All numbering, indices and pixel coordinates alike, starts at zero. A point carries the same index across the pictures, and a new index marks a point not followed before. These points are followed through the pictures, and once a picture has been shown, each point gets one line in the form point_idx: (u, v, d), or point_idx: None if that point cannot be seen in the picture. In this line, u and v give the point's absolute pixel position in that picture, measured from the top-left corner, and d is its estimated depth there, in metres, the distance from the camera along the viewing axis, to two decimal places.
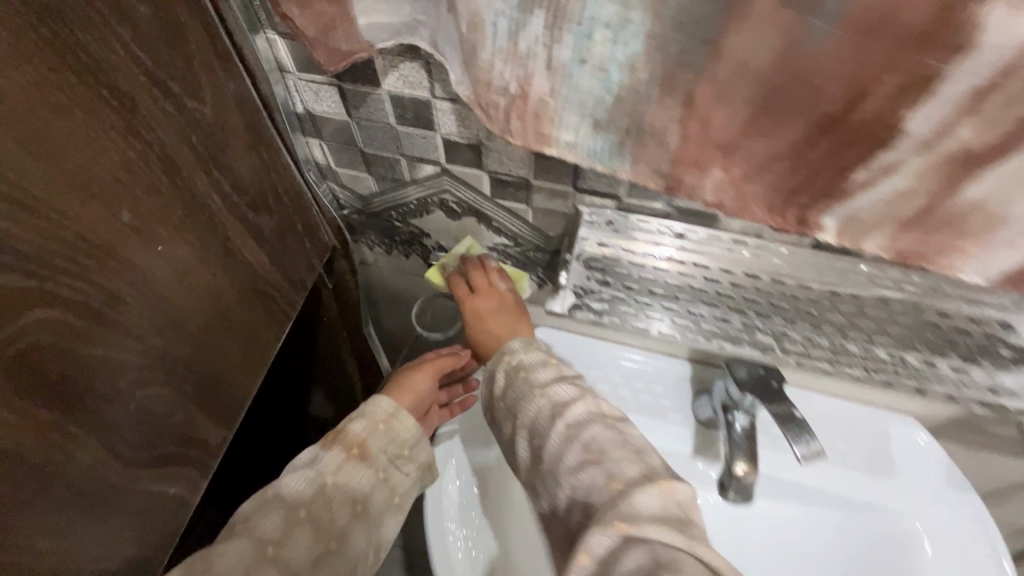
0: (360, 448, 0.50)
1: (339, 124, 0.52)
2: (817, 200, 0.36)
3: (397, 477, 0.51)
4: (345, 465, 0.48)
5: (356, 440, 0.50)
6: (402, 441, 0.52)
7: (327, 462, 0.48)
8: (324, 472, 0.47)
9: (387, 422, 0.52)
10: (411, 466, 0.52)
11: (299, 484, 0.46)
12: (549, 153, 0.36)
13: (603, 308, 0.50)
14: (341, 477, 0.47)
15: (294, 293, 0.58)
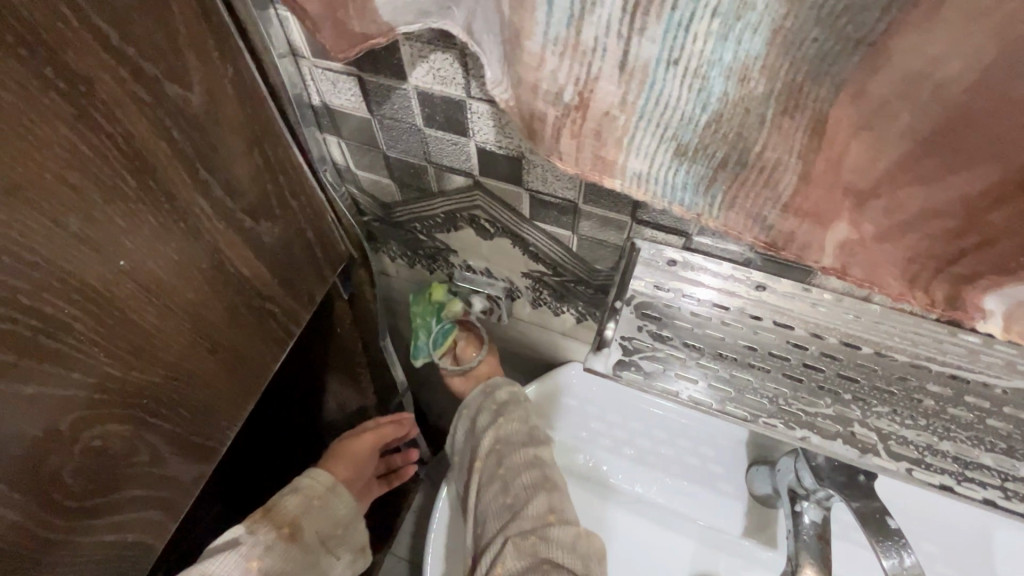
0: (293, 527, 0.54)
1: (359, 122, 0.44)
2: (983, 278, 0.25)
3: (327, 559, 0.56)
4: (274, 545, 0.51)
5: (285, 518, 0.54)
6: (337, 521, 0.59)
7: (249, 547, 0.49)
8: (249, 555, 0.49)
9: (322, 498, 0.58)
10: (341, 548, 0.59)
11: (224, 569, 0.47)
12: (610, 184, 0.27)
13: (657, 372, 0.40)
14: (266, 560, 0.49)
15: (299, 309, 0.51)
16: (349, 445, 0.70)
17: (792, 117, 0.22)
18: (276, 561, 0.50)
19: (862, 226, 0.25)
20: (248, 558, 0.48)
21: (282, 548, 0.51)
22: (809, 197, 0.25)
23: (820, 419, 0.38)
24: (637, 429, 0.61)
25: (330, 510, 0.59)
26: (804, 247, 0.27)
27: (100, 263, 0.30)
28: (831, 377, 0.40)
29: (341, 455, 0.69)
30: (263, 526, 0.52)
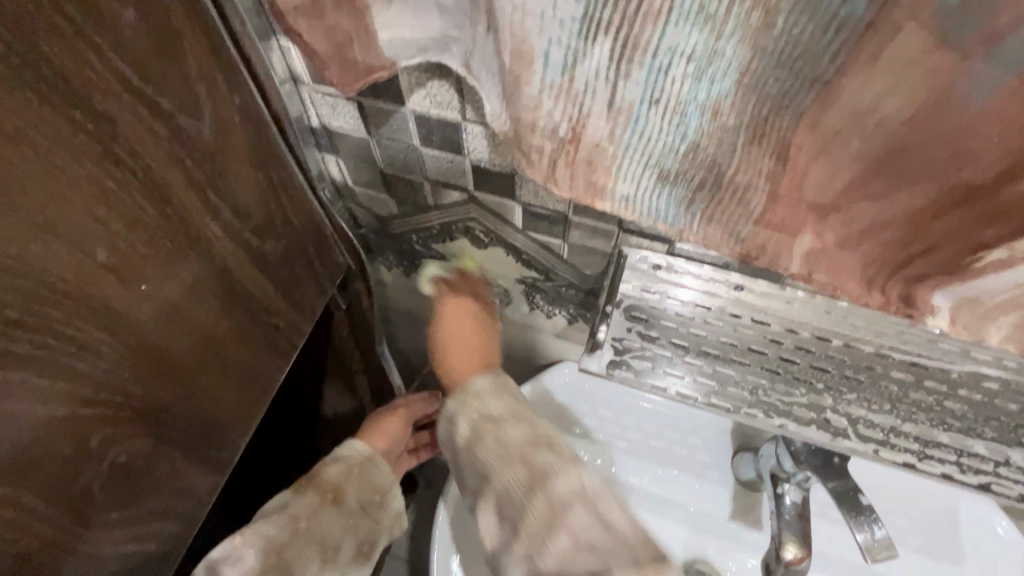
0: (337, 492, 0.57)
1: (357, 142, 0.46)
2: (932, 278, 0.29)
3: (370, 522, 0.59)
4: (319, 509, 0.54)
5: (329, 485, 0.57)
6: (376, 488, 0.61)
7: (297, 508, 0.53)
8: (297, 517, 0.52)
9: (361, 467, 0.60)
10: (382, 513, 0.61)
11: (274, 530, 0.50)
12: (601, 207, 0.30)
13: (645, 369, 0.43)
14: (313, 520, 0.53)
15: (302, 321, 0.54)
16: (380, 424, 0.69)
17: (760, 145, 0.25)
18: (322, 522, 0.54)
19: (824, 236, 0.29)
20: (296, 520, 0.52)
21: (330, 511, 0.55)
22: (777, 213, 0.28)
23: (794, 407, 0.42)
24: (627, 423, 0.64)
25: (370, 477, 0.61)
26: (773, 255, 0.30)
27: (123, 288, 0.32)
28: (805, 369, 0.43)
29: (373, 430, 0.68)
30: (309, 491, 0.55)
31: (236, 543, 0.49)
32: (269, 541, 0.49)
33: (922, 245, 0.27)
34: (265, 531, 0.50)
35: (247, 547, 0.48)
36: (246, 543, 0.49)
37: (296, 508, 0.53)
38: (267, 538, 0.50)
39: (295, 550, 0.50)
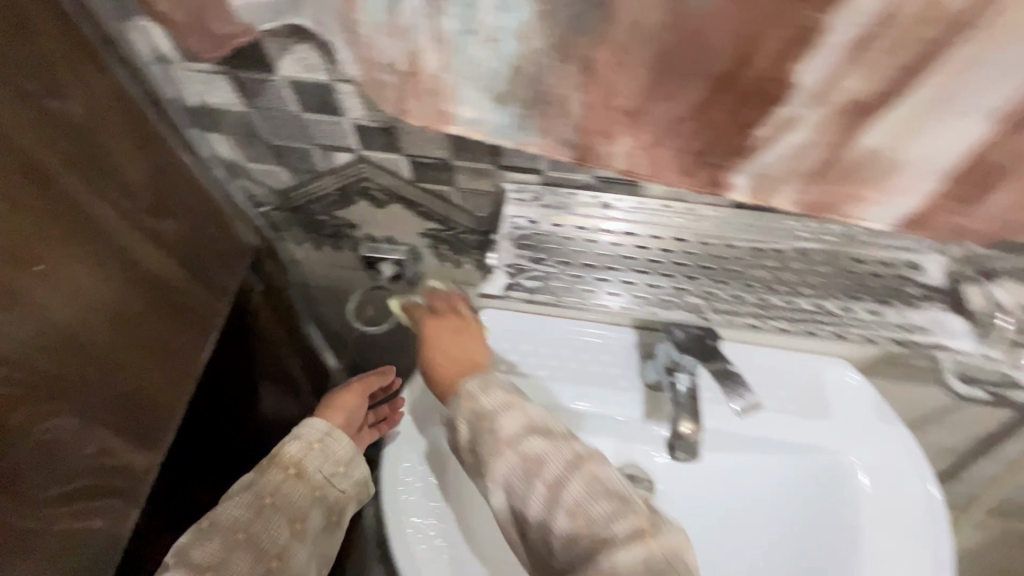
0: (299, 468, 0.58)
1: (239, 116, 0.48)
2: (727, 159, 0.37)
3: (334, 492, 0.60)
4: (283, 483, 0.57)
5: (289, 460, 0.59)
6: (338, 460, 0.62)
7: (259, 487, 0.56)
8: (262, 493, 0.55)
9: (321, 441, 0.61)
10: (347, 482, 0.61)
11: (241, 509, 0.53)
12: (451, 130, 0.35)
13: (536, 287, 0.49)
14: (280, 493, 0.56)
15: (215, 301, 0.55)
16: (335, 402, 0.69)
17: (568, 62, 0.31)
18: (289, 493, 0.56)
19: (641, 137, 0.35)
20: (260, 494, 0.55)
21: (297, 482, 0.57)
22: (594, 119, 0.34)
23: None
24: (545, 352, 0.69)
25: (331, 451, 0.62)
26: (604, 159, 0.37)
27: (13, 268, 0.34)
28: None
29: (328, 410, 0.68)
30: (276, 469, 0.57)
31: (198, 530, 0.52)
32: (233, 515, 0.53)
33: (712, 131, 0.35)
34: (229, 512, 0.53)
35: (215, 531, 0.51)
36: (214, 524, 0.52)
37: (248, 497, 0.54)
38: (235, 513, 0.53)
39: (266, 518, 0.54)
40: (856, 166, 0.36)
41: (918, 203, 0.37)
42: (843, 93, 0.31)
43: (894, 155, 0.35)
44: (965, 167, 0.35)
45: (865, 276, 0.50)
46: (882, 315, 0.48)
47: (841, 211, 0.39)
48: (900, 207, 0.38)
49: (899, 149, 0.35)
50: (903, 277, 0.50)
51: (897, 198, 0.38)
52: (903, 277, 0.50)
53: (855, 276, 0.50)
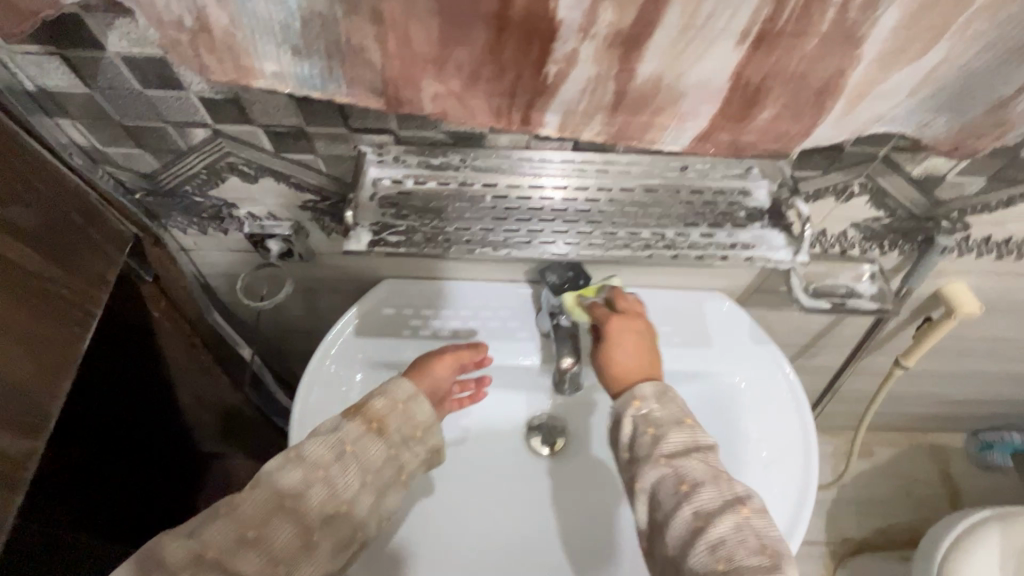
0: (380, 424, 0.56)
1: (82, 98, 0.48)
2: (533, 99, 0.41)
3: (408, 455, 0.57)
4: (365, 439, 0.55)
5: (374, 416, 0.56)
6: (416, 424, 0.58)
7: (347, 434, 0.54)
8: (345, 440, 0.54)
9: (405, 403, 0.58)
10: (420, 449, 0.59)
11: (322, 450, 0.53)
12: (260, 85, 0.37)
13: (400, 241, 0.53)
14: (360, 445, 0.54)
15: (92, 289, 0.56)
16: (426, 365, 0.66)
17: (355, 13, 0.34)
18: (364, 450, 0.54)
19: (448, 82, 0.39)
20: (315, 469, 0.52)
21: (334, 471, 0.52)
22: (395, 66, 0.37)
23: (516, 241, 0.54)
24: (449, 313, 0.77)
25: (412, 413, 0.58)
26: (415, 106, 0.40)
27: None
28: (524, 212, 0.55)
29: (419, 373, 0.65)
30: (353, 420, 0.55)
31: (221, 512, 0.49)
32: (297, 483, 0.51)
33: (509, 72, 0.39)
34: (281, 481, 0.51)
35: (257, 494, 0.50)
36: (228, 512, 0.49)
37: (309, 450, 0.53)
38: (297, 479, 0.51)
39: (306, 503, 0.51)
40: (648, 95, 0.41)
41: (705, 125, 0.43)
42: (604, 25, 0.35)
43: (673, 81, 0.40)
44: (732, 87, 0.40)
45: (701, 204, 0.55)
46: (714, 237, 0.54)
47: (646, 138, 0.44)
48: (691, 130, 0.43)
49: (675, 76, 0.40)
50: (734, 202, 0.55)
51: (689, 122, 0.43)
52: (734, 202, 0.55)
53: (692, 205, 0.55)
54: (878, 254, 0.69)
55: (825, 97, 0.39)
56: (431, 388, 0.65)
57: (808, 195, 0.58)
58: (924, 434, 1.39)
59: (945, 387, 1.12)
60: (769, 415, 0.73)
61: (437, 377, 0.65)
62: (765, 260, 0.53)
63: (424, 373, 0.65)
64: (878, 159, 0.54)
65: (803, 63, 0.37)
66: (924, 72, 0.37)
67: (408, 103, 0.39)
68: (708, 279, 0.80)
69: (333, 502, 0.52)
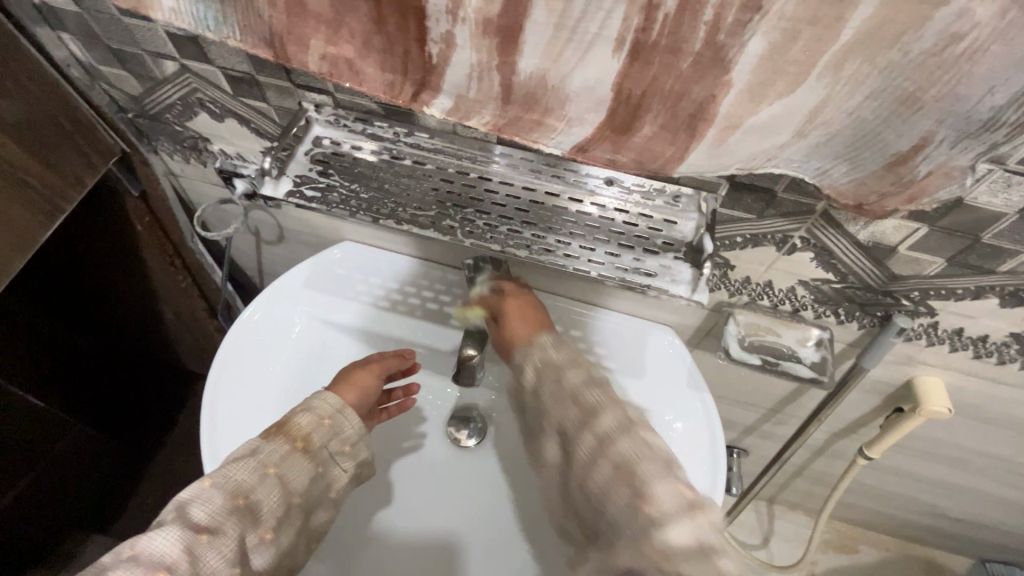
0: (305, 442, 0.60)
1: (75, 17, 0.54)
2: (424, 77, 0.41)
3: (335, 471, 0.61)
4: (289, 456, 0.58)
5: (299, 433, 0.60)
6: (345, 438, 0.63)
7: (267, 455, 0.57)
8: (269, 463, 0.56)
9: (332, 418, 0.62)
10: (349, 463, 0.63)
11: (244, 475, 0.55)
12: (159, 17, 0.41)
13: (314, 195, 0.55)
14: (285, 465, 0.57)
15: (65, 189, 0.63)
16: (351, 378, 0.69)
17: None
18: (289, 470, 0.57)
19: (341, 46, 0.40)
20: (233, 496, 0.53)
21: (259, 491, 0.54)
22: (280, 20, 0.39)
23: (425, 220, 0.55)
24: (392, 286, 0.78)
25: (339, 429, 0.62)
26: (307, 64, 0.42)
27: None
28: (442, 195, 0.56)
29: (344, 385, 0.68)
30: (277, 440, 0.58)
31: (126, 557, 0.47)
32: (212, 516, 0.51)
33: (397, 46, 0.40)
34: (196, 513, 0.51)
35: (167, 532, 0.49)
36: (136, 554, 0.47)
37: (228, 478, 0.54)
38: (212, 513, 0.51)
39: (228, 533, 0.51)
40: (535, 95, 0.40)
41: (591, 133, 0.41)
42: (472, 10, 0.35)
43: (557, 84, 0.39)
44: (615, 98, 0.38)
45: (617, 223, 0.54)
46: (619, 258, 0.52)
47: (536, 138, 0.44)
48: (576, 137, 0.42)
49: (559, 77, 0.39)
50: (653, 228, 0.53)
51: (577, 129, 0.42)
52: (652, 228, 0.53)
53: (607, 222, 0.54)
54: (834, 322, 0.63)
55: (699, 122, 0.37)
56: (359, 398, 0.67)
57: (745, 237, 0.55)
58: (922, 547, 1.25)
59: (939, 498, 0.99)
60: (688, 463, 0.68)
61: (364, 387, 0.68)
62: (662, 291, 0.50)
63: (350, 384, 0.68)
64: (817, 214, 0.50)
65: (678, 83, 0.35)
66: (806, 112, 0.34)
67: (294, 59, 0.42)
68: (661, 312, 0.76)
69: (255, 531, 0.53)
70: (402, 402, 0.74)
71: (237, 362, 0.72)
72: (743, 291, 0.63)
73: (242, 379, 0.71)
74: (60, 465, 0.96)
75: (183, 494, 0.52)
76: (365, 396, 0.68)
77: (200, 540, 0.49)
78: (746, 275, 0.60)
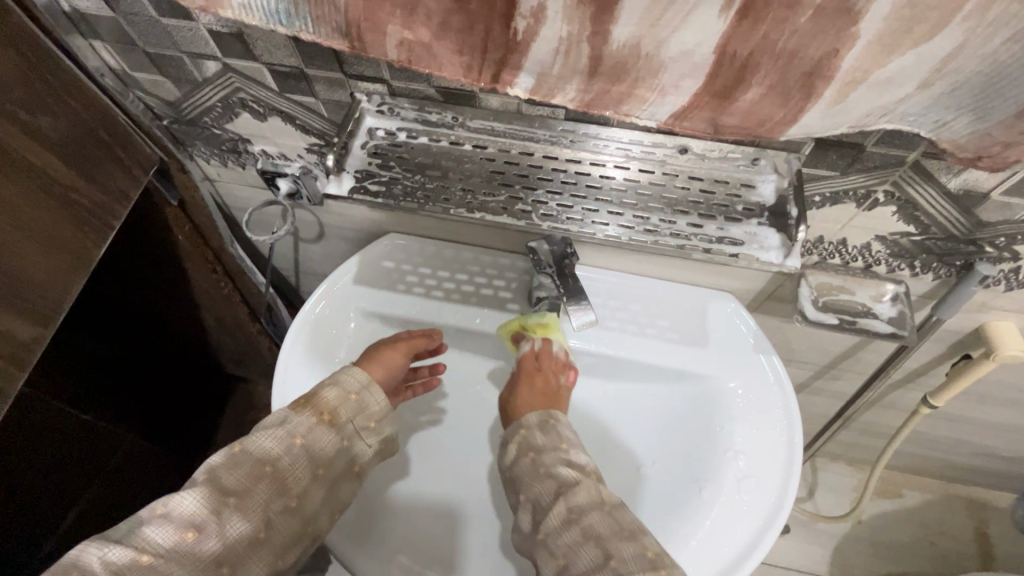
0: (331, 415, 0.60)
1: (110, 22, 0.52)
2: (505, 56, 0.39)
3: (359, 446, 0.61)
4: (315, 428, 0.58)
5: (325, 407, 0.60)
6: (369, 415, 0.62)
7: (292, 427, 0.57)
8: (293, 434, 0.57)
9: (358, 394, 0.62)
10: (374, 439, 0.62)
11: (271, 443, 0.56)
12: (228, 14, 0.39)
13: (379, 190, 0.53)
14: (308, 439, 0.58)
15: (114, 205, 0.61)
16: (380, 355, 0.70)
17: None
18: (314, 442, 0.58)
19: (417, 30, 0.38)
20: (260, 463, 0.55)
21: (286, 460, 0.56)
22: (356, 7, 0.37)
23: (495, 205, 0.53)
24: (444, 275, 0.77)
25: (365, 404, 0.62)
26: (382, 51, 0.40)
27: None
28: (509, 178, 0.54)
29: (372, 361, 0.69)
30: (304, 412, 0.59)
31: (159, 514, 0.50)
32: (241, 481, 0.53)
33: (478, 24, 0.37)
34: (225, 478, 0.53)
35: (198, 492, 0.51)
36: (167, 511, 0.50)
37: (256, 445, 0.56)
38: (242, 478, 0.53)
39: (253, 498, 0.53)
40: (626, 66, 0.38)
41: (687, 101, 0.39)
42: None
43: (653, 52, 0.37)
44: (718, 61, 0.36)
45: (696, 193, 0.52)
46: (702, 228, 0.51)
47: (623, 110, 0.41)
48: (671, 106, 0.40)
49: (654, 43, 0.36)
50: (734, 194, 0.52)
51: (668, 98, 0.40)
52: (733, 194, 0.52)
53: (685, 192, 0.52)
54: (908, 275, 0.61)
55: (815, 80, 0.35)
56: (386, 373, 0.68)
57: (825, 196, 0.53)
58: (966, 488, 1.26)
59: (989, 439, 1.00)
60: (759, 430, 0.68)
61: (391, 364, 0.68)
62: (752, 258, 0.49)
63: (378, 361, 0.69)
64: (908, 165, 0.48)
65: (793, 41, 0.33)
66: (938, 58, 0.32)
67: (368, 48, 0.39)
68: (721, 280, 0.75)
69: (281, 498, 0.55)
70: (427, 381, 0.75)
71: (300, 365, 0.71)
72: (814, 251, 0.61)
73: (303, 378, 0.70)
74: (113, 476, 0.94)
75: (213, 459, 0.54)
76: (393, 372, 0.68)
77: (227, 503, 0.52)
78: (820, 235, 0.59)
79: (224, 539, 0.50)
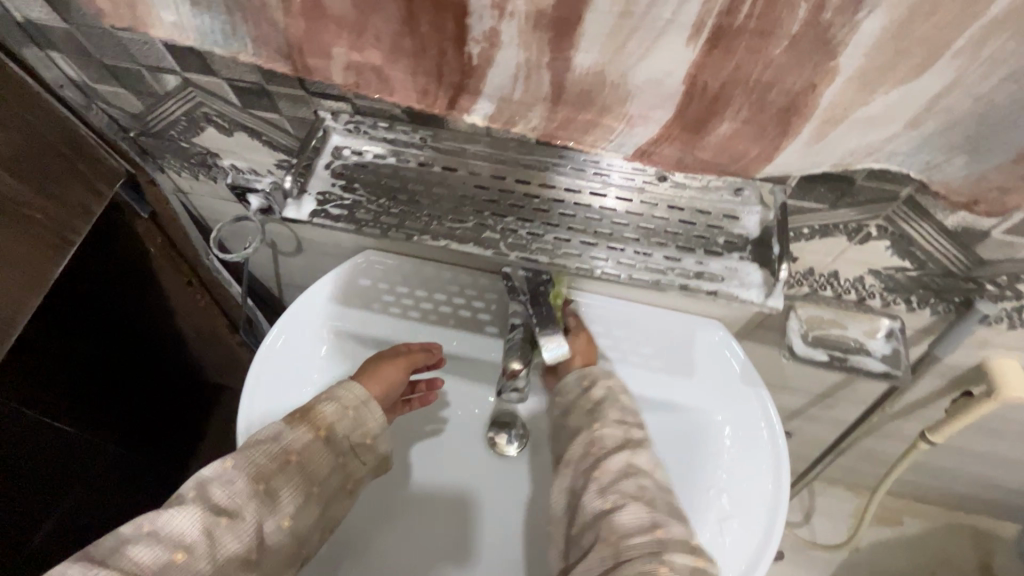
0: (328, 431, 0.57)
1: (63, 33, 0.49)
2: (462, 81, 0.36)
3: (355, 464, 0.57)
4: (314, 445, 0.55)
5: (324, 424, 0.57)
6: (368, 431, 0.58)
7: (290, 443, 0.54)
8: (290, 450, 0.54)
9: (356, 408, 0.58)
10: (370, 456, 0.59)
11: (265, 460, 0.53)
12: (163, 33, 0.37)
13: (340, 214, 0.51)
14: (305, 456, 0.54)
15: (72, 219, 0.59)
16: (379, 370, 0.65)
17: None
18: (310, 460, 0.54)
19: (366, 51, 0.35)
20: (254, 480, 0.52)
21: (280, 480, 0.53)
22: (298, 27, 0.34)
23: (461, 232, 0.50)
24: (421, 295, 0.73)
25: (364, 421, 0.58)
26: (328, 74, 0.37)
27: None
28: (478, 203, 0.51)
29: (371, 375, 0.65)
30: (301, 427, 0.55)
31: (146, 532, 0.48)
32: (233, 499, 0.50)
33: (431, 47, 0.35)
34: (218, 495, 0.50)
35: (188, 511, 0.49)
36: (156, 529, 0.48)
37: (249, 461, 0.52)
38: (234, 496, 0.51)
39: (247, 518, 0.50)
40: (591, 94, 0.35)
41: (657, 132, 0.36)
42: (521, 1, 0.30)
43: (620, 80, 0.34)
44: (688, 92, 0.33)
45: (674, 223, 0.49)
46: (679, 262, 0.48)
47: (587, 140, 0.39)
48: (640, 137, 0.37)
49: (620, 71, 0.33)
50: (715, 225, 0.48)
51: (638, 128, 0.37)
52: (714, 225, 0.48)
53: (663, 222, 0.49)
54: (903, 310, 0.58)
55: (792, 117, 0.32)
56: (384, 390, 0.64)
57: (813, 228, 0.50)
58: (970, 517, 1.22)
59: (994, 471, 0.96)
60: (744, 467, 0.65)
61: (390, 381, 0.64)
62: (728, 297, 0.46)
63: (377, 376, 0.65)
64: (901, 200, 0.45)
65: (768, 73, 0.30)
66: (927, 98, 0.30)
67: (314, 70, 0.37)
68: (708, 306, 0.72)
69: (272, 519, 0.52)
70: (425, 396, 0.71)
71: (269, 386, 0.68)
72: (804, 282, 0.58)
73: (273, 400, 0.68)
74: (90, 487, 0.91)
75: (205, 473, 0.52)
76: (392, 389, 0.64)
77: (219, 523, 0.49)
78: (810, 267, 0.56)
79: (213, 561, 0.48)
